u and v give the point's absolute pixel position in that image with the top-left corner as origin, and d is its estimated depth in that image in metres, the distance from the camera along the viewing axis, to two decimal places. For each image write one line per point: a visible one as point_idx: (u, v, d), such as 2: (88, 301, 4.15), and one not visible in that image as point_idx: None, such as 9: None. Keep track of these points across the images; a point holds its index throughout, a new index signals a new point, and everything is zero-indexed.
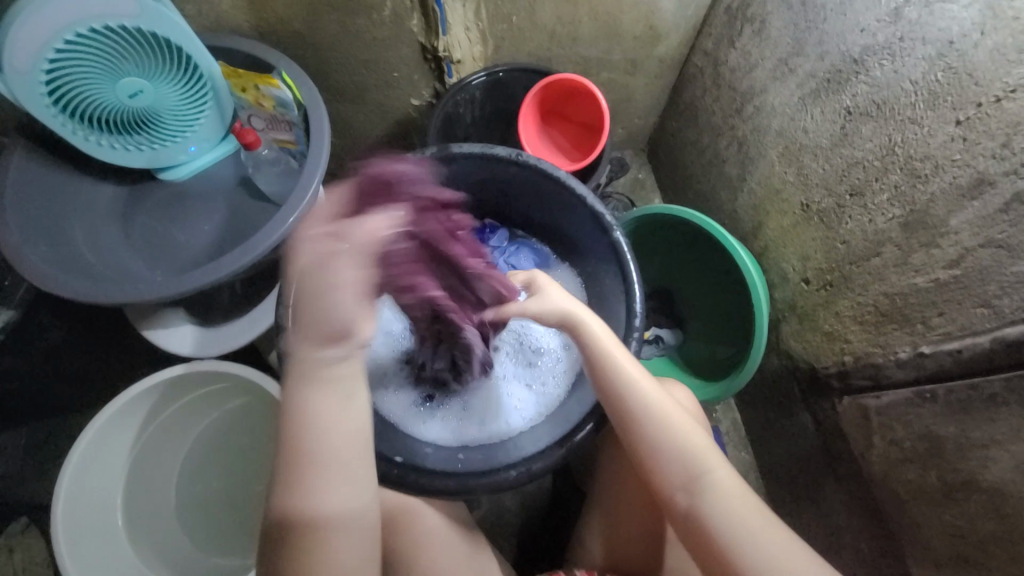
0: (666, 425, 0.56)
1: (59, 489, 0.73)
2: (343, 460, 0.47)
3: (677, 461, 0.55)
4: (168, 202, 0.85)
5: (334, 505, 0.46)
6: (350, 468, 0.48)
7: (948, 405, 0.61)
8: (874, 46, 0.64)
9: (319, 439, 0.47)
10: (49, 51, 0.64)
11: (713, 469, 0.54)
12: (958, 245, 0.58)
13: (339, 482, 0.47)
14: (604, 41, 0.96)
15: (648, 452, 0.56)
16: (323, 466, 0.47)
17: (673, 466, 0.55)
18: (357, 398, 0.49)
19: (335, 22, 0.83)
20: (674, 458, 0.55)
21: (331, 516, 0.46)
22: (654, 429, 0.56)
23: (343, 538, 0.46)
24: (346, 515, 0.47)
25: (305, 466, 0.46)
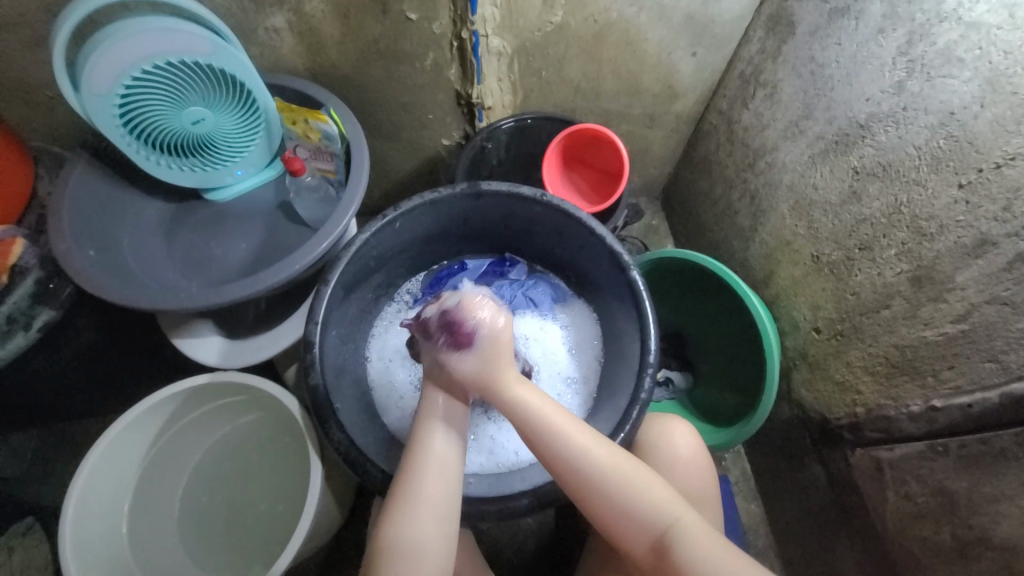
0: (620, 489, 0.57)
1: (72, 491, 0.73)
2: (439, 496, 0.57)
3: (643, 516, 0.57)
4: (209, 220, 0.90)
5: (413, 537, 0.55)
6: (445, 512, 0.57)
7: (961, 460, 0.61)
8: (879, 113, 0.69)
9: (428, 464, 0.59)
10: (127, 79, 0.71)
11: (677, 515, 0.57)
12: (965, 301, 0.60)
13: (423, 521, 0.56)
14: (626, 96, 1.04)
15: (612, 521, 0.58)
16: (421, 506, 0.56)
17: (634, 517, 0.57)
18: (452, 433, 0.61)
19: (381, 68, 0.91)
20: (638, 517, 0.57)
21: (422, 511, 0.56)
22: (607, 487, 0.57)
23: (435, 538, 0.56)
24: (439, 518, 0.57)
25: (413, 478, 0.58)
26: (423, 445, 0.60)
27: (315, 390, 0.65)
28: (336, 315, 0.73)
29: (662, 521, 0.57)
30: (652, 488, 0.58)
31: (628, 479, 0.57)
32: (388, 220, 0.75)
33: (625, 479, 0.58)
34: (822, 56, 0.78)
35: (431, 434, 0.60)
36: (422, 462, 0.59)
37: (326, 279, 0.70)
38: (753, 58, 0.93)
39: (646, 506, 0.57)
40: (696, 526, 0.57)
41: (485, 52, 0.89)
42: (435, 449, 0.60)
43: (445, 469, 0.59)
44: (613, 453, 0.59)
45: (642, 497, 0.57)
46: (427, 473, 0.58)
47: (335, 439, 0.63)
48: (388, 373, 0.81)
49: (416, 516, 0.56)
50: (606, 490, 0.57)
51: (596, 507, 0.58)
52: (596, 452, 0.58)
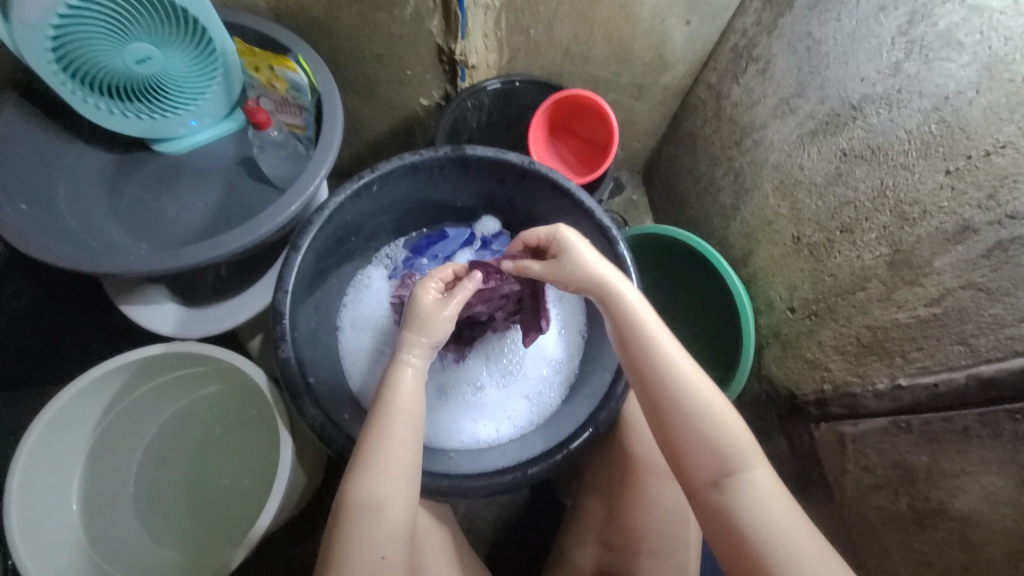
0: (699, 408, 0.56)
1: (14, 469, 0.67)
2: (393, 460, 0.54)
3: (716, 450, 0.54)
4: (161, 176, 0.81)
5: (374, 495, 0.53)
6: (399, 479, 0.54)
7: (923, 436, 0.64)
8: (873, 95, 0.69)
9: (392, 415, 0.56)
10: (60, 6, 0.61)
11: (747, 463, 0.54)
12: (941, 285, 0.62)
13: (383, 480, 0.53)
14: (616, 63, 1.00)
15: (682, 441, 0.55)
16: (382, 459, 0.54)
17: (708, 450, 0.54)
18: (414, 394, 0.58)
19: (356, 12, 0.83)
20: (710, 446, 0.54)
21: (383, 467, 0.54)
22: (689, 406, 0.56)
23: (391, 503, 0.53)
24: (397, 482, 0.54)
25: (380, 424, 0.56)
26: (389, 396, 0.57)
27: (286, 364, 0.60)
28: (308, 284, 0.68)
29: (732, 457, 0.54)
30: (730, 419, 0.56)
31: (709, 403, 0.56)
32: (366, 182, 0.70)
33: (707, 403, 0.56)
34: (819, 32, 0.76)
35: (400, 377, 0.58)
36: (394, 410, 0.57)
37: (296, 244, 0.64)
38: (747, 30, 0.90)
39: (721, 441, 0.54)
40: (764, 479, 0.53)
41: (472, 3, 0.82)
42: (400, 402, 0.57)
43: (406, 423, 0.56)
44: (699, 377, 0.58)
45: (719, 424, 0.55)
46: (395, 424, 0.56)
47: (308, 415, 0.59)
48: (359, 343, 0.77)
49: (373, 475, 0.53)
50: (684, 404, 0.56)
51: (669, 418, 0.56)
52: (682, 363, 0.58)
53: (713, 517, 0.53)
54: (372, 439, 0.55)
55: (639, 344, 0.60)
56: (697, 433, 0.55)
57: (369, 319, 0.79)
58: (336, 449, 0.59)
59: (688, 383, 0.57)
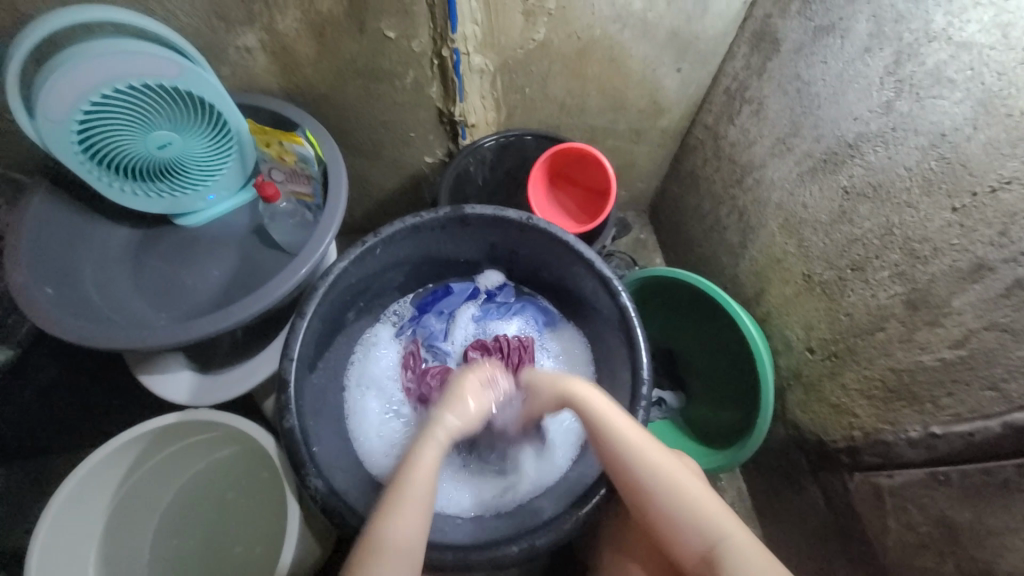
0: (667, 491, 0.59)
1: (32, 544, 0.68)
2: (406, 509, 0.57)
3: (693, 529, 0.58)
4: (181, 246, 0.86)
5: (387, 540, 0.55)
6: (412, 529, 0.56)
7: (962, 489, 0.59)
8: (868, 133, 0.68)
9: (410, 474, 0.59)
10: (86, 104, 0.67)
11: (723, 532, 0.57)
12: (962, 326, 0.59)
13: (399, 528, 0.55)
14: (612, 112, 1.02)
15: (661, 527, 0.59)
16: (398, 510, 0.56)
17: (687, 529, 0.58)
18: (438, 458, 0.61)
19: (360, 87, 0.88)
20: (688, 525, 0.58)
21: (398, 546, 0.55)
22: (660, 494, 0.59)
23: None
24: (405, 559, 0.55)
25: (403, 479, 0.59)
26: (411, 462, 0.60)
27: (290, 434, 0.61)
28: (313, 349, 0.69)
29: (710, 530, 0.57)
30: (698, 494, 0.59)
31: (677, 485, 0.60)
32: (369, 247, 0.71)
33: (677, 485, 0.60)
34: (808, 74, 0.77)
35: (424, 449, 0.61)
36: (410, 473, 0.59)
37: (301, 312, 0.66)
38: (738, 74, 0.91)
39: (694, 516, 0.58)
40: (745, 544, 0.56)
41: (468, 70, 0.87)
42: (421, 465, 0.60)
43: (424, 481, 0.59)
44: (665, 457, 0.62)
45: (688, 503, 0.59)
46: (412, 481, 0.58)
47: (312, 488, 0.59)
48: (366, 402, 0.78)
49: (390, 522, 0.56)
50: (652, 492, 0.60)
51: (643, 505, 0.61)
52: (647, 450, 0.61)
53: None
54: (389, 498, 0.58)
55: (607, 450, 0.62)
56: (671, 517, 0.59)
57: (377, 377, 0.81)
58: (338, 520, 0.58)
59: (655, 471, 0.60)
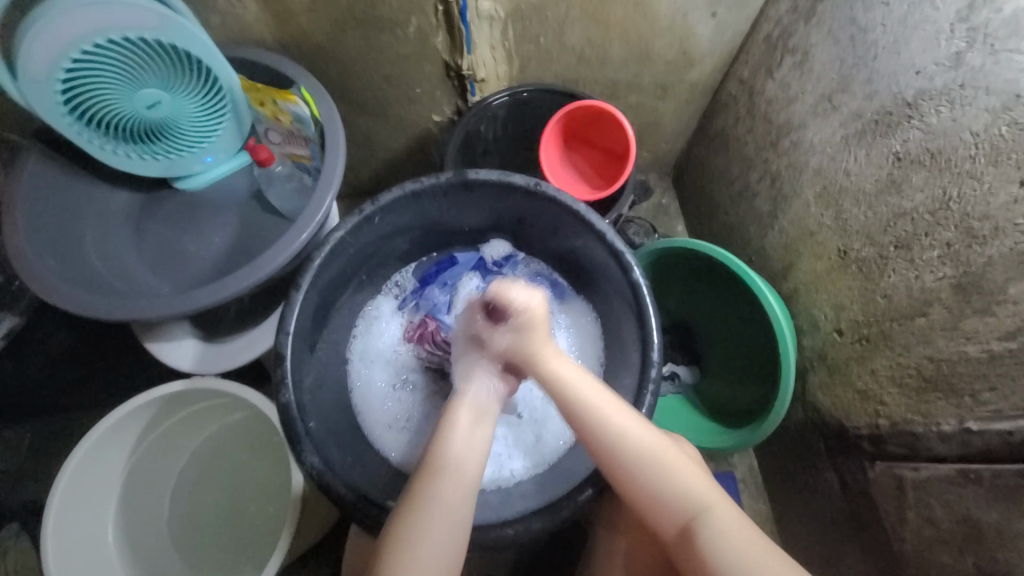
0: (650, 467, 0.58)
1: (52, 500, 0.71)
2: (458, 468, 0.57)
3: (677, 503, 0.57)
4: (181, 211, 0.84)
5: (443, 494, 0.55)
6: (467, 485, 0.56)
7: (994, 490, 0.55)
8: (931, 90, 0.59)
9: (455, 434, 0.59)
10: (65, 61, 0.63)
11: (707, 505, 0.57)
12: (1017, 317, 0.53)
13: (453, 484, 0.56)
14: (635, 65, 0.93)
15: (640, 500, 0.58)
16: (448, 468, 0.56)
17: (672, 502, 0.57)
18: (487, 422, 0.61)
19: (360, 37, 0.81)
20: (670, 496, 0.57)
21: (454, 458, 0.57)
22: (647, 469, 0.58)
23: (458, 499, 0.55)
24: (457, 514, 0.55)
25: (445, 436, 0.59)
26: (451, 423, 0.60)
27: (286, 409, 0.60)
28: (312, 322, 0.67)
29: (694, 502, 0.57)
30: (685, 470, 0.58)
31: (664, 462, 0.58)
32: (366, 216, 0.67)
33: (664, 460, 0.58)
34: (865, 18, 0.67)
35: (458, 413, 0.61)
36: (452, 431, 0.59)
37: (297, 285, 0.63)
38: (782, 19, 0.80)
39: (680, 491, 0.57)
40: (729, 516, 0.56)
41: (475, 17, 0.79)
42: (461, 429, 0.59)
43: (473, 440, 0.59)
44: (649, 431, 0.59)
45: (674, 477, 0.58)
46: (457, 440, 0.59)
47: (307, 463, 0.59)
48: (367, 376, 0.77)
49: (443, 476, 0.56)
50: (633, 470, 0.57)
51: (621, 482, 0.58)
52: (630, 428, 0.58)
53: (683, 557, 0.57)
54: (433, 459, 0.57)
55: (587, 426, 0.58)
56: (655, 490, 0.57)
57: (379, 351, 0.79)
58: (335, 496, 0.58)
59: (638, 449, 0.58)
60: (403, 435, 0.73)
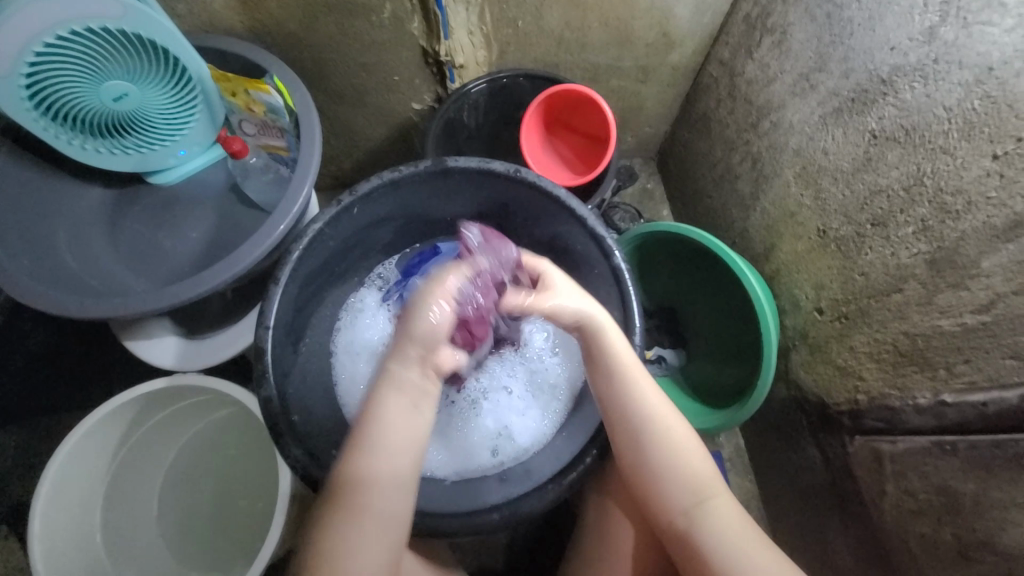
0: (667, 445, 0.60)
1: (36, 503, 0.70)
2: (386, 443, 0.55)
3: (683, 486, 0.59)
4: (157, 207, 0.82)
5: (368, 469, 0.54)
6: (401, 457, 0.55)
7: (970, 461, 0.56)
8: (904, 67, 0.60)
9: (378, 416, 0.55)
10: (27, 54, 0.61)
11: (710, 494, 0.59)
12: (989, 290, 0.54)
13: (378, 461, 0.54)
14: (616, 47, 0.92)
15: (646, 470, 0.60)
16: (374, 443, 0.55)
17: (678, 485, 0.59)
18: (417, 403, 0.56)
19: (333, 23, 0.79)
20: (676, 479, 0.59)
21: (374, 480, 0.54)
22: (664, 443, 0.60)
23: (396, 459, 0.55)
24: (396, 485, 0.55)
25: (370, 414, 0.55)
26: (379, 410, 0.55)
27: (269, 403, 0.59)
28: (292, 315, 0.67)
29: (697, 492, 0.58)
30: (695, 461, 0.60)
31: (679, 442, 0.60)
32: (345, 207, 0.66)
33: (679, 447, 0.60)
34: None
35: (385, 407, 0.55)
36: (376, 411, 0.55)
37: (275, 278, 0.62)
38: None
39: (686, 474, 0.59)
40: (724, 505, 0.58)
41: (451, 1, 0.77)
42: (388, 412, 0.55)
43: (399, 418, 0.55)
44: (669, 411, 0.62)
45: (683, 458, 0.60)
46: (380, 417, 0.55)
47: (291, 455, 0.58)
48: (351, 366, 0.75)
49: (375, 453, 0.55)
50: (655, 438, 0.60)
51: (638, 458, 0.60)
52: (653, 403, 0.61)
53: (677, 536, 0.59)
54: (361, 435, 0.55)
55: (616, 386, 0.61)
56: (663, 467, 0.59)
57: (363, 342, 0.77)
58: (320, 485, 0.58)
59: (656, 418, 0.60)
60: None
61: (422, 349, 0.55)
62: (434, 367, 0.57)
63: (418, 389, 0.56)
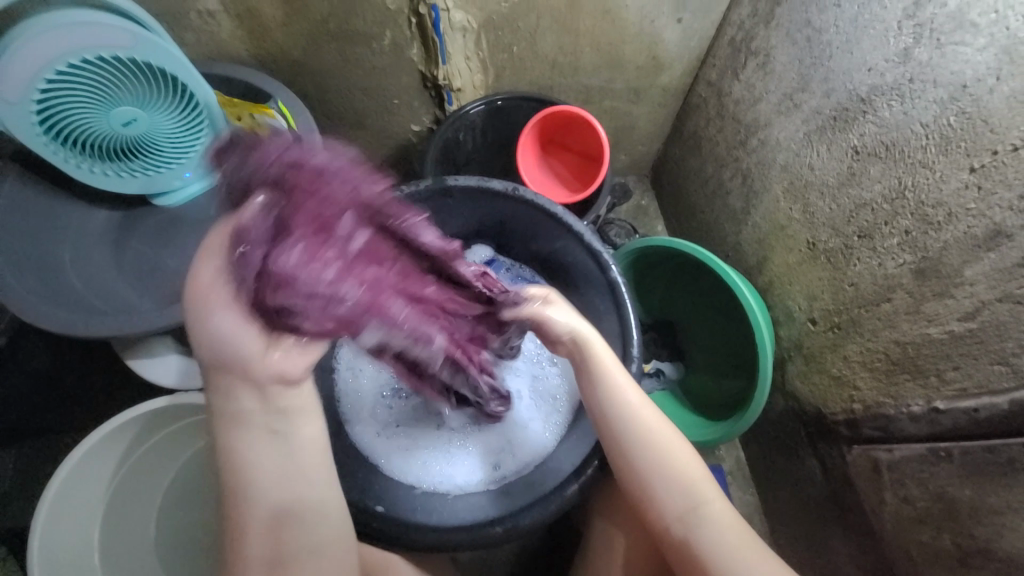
0: (661, 452, 0.58)
1: (33, 528, 0.70)
2: (284, 479, 0.55)
3: (679, 493, 0.58)
4: (161, 227, 0.84)
5: (281, 498, 0.55)
6: (310, 483, 0.57)
7: (965, 467, 0.57)
8: (882, 86, 0.62)
9: (234, 460, 0.53)
10: (40, 82, 0.63)
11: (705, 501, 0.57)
12: (974, 297, 0.55)
13: (274, 491, 0.54)
14: (607, 70, 0.95)
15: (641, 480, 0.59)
16: (256, 490, 0.53)
17: (673, 494, 0.57)
18: (273, 431, 0.54)
19: (335, 50, 0.82)
20: (670, 486, 0.58)
21: (287, 511, 0.55)
22: (656, 453, 0.58)
23: (309, 490, 0.57)
24: (317, 514, 0.57)
25: (240, 464, 0.53)
26: (239, 456, 0.53)
27: None
28: None
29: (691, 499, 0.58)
30: (689, 467, 0.59)
31: (673, 449, 0.59)
32: None
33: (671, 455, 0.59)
34: (820, 20, 0.70)
35: (242, 448, 0.53)
36: (230, 456, 0.53)
37: None
38: (744, 22, 0.84)
39: (679, 482, 0.58)
40: (721, 510, 0.57)
41: (448, 28, 0.80)
42: (230, 449, 0.53)
43: (241, 456, 0.53)
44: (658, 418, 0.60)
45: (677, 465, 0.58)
46: (235, 463, 0.53)
47: None
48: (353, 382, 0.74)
49: (267, 489, 0.54)
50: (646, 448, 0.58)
51: (633, 467, 0.59)
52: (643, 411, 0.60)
53: (676, 544, 0.58)
54: (236, 474, 0.54)
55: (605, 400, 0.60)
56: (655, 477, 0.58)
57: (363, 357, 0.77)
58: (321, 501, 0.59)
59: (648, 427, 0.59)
60: (397, 445, 0.72)
61: (274, 373, 0.52)
62: (277, 376, 0.52)
63: (265, 399, 0.53)
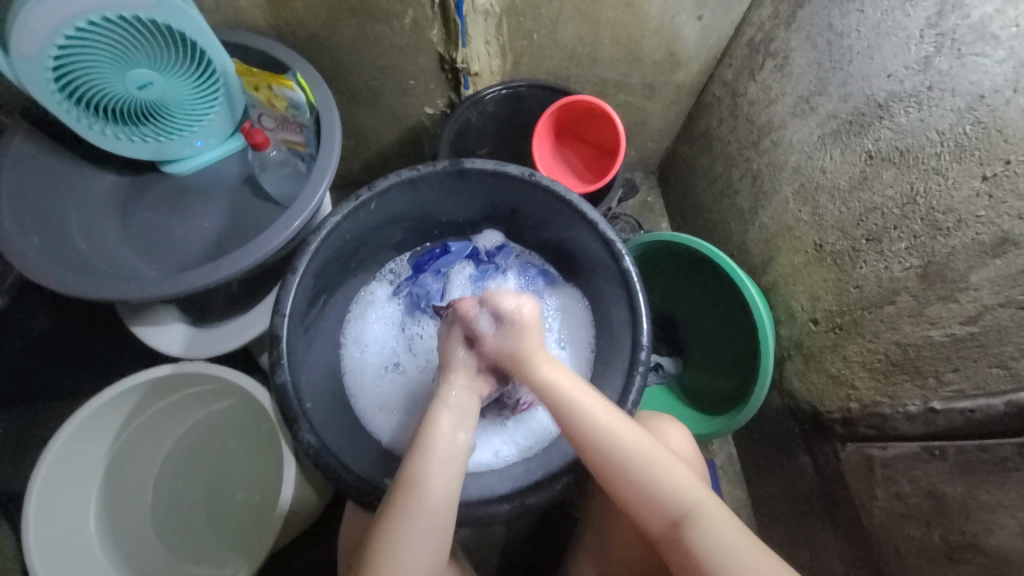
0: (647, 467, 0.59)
1: (31, 489, 0.70)
2: (438, 468, 0.58)
3: (668, 502, 0.58)
4: (170, 195, 0.83)
5: (432, 479, 0.57)
6: (449, 480, 0.58)
7: (958, 465, 0.59)
8: (900, 93, 0.64)
9: (434, 452, 0.59)
10: (58, 37, 0.62)
11: (697, 504, 0.58)
12: (978, 302, 0.57)
13: (438, 476, 0.58)
14: (625, 63, 0.96)
15: (629, 495, 0.59)
16: (428, 469, 0.58)
17: (661, 502, 0.58)
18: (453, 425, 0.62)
19: (356, 26, 0.82)
20: (659, 495, 0.58)
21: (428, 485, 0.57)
22: (640, 468, 0.59)
23: (448, 486, 0.58)
24: (438, 518, 0.56)
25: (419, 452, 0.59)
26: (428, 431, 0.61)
27: (283, 390, 0.60)
28: (306, 305, 0.68)
29: (682, 503, 0.58)
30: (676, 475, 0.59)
31: (657, 461, 0.59)
32: (362, 202, 0.68)
33: (655, 466, 0.59)
34: (842, 24, 0.71)
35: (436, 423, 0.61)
36: (433, 446, 0.59)
37: (293, 268, 0.63)
38: (764, 23, 0.84)
39: (667, 493, 0.58)
40: (715, 511, 0.57)
41: (471, 11, 0.80)
42: (440, 441, 0.60)
43: (450, 448, 0.59)
44: (639, 435, 0.60)
45: (663, 475, 0.59)
46: (439, 445, 0.59)
47: (303, 441, 0.59)
48: (360, 358, 0.78)
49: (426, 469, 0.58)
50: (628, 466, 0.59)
51: (619, 486, 0.59)
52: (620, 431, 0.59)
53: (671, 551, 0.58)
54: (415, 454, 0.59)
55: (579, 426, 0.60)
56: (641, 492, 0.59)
57: (371, 335, 0.80)
58: (331, 473, 0.59)
59: (627, 444, 0.59)
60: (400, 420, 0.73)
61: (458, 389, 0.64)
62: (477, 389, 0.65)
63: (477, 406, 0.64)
